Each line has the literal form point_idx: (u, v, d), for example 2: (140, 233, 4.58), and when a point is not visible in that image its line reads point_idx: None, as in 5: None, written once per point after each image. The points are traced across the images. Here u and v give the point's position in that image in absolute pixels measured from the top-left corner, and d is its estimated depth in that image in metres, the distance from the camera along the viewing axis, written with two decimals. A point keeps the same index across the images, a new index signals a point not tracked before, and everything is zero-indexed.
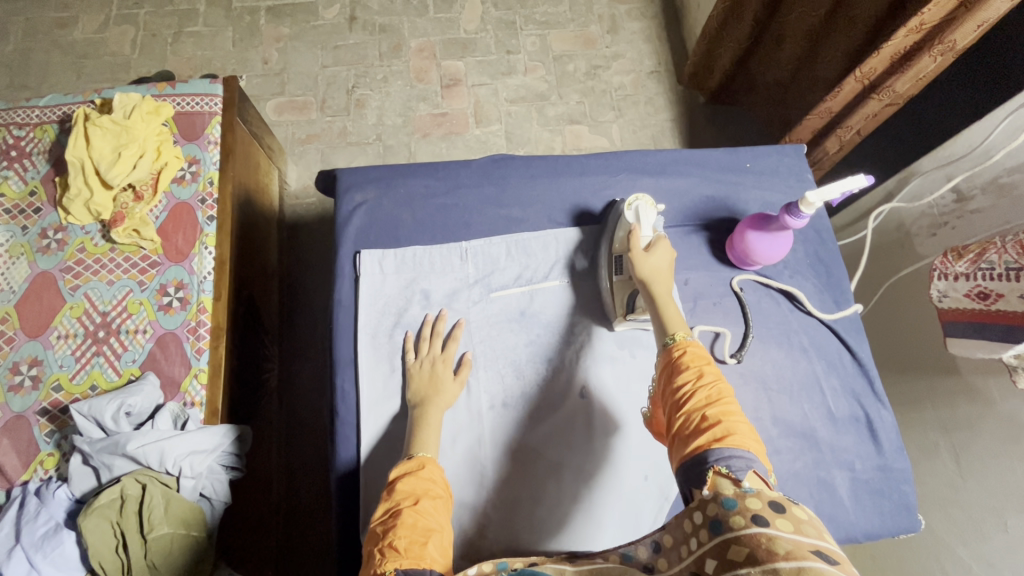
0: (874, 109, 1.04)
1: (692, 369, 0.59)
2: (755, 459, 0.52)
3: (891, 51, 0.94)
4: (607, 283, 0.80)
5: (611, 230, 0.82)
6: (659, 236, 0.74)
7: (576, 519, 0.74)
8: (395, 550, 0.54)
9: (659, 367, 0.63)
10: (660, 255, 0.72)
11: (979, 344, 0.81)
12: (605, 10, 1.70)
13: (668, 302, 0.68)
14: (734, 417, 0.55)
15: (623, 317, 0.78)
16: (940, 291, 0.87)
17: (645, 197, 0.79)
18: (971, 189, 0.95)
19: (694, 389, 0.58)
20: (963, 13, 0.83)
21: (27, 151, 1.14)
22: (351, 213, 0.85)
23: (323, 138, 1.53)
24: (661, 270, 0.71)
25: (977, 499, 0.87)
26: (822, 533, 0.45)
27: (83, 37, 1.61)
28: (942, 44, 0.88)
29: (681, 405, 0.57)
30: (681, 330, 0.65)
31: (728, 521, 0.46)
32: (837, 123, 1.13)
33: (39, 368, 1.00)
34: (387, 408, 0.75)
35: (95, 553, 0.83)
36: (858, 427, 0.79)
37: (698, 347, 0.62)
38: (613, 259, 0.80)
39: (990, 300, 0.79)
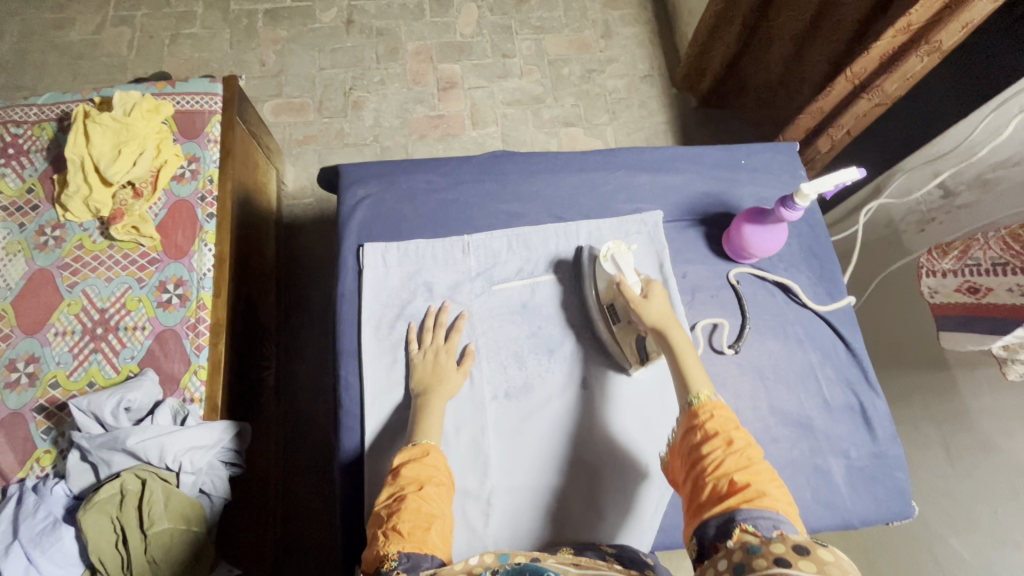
0: (864, 108, 1.06)
1: (721, 436, 0.60)
2: (784, 521, 0.53)
3: (880, 52, 0.97)
4: (607, 332, 0.80)
5: (590, 275, 0.82)
6: (650, 282, 0.74)
7: (578, 506, 0.75)
8: (398, 532, 0.55)
9: (683, 430, 0.64)
10: (660, 309, 0.72)
11: (971, 337, 0.82)
12: (599, 15, 1.73)
13: (686, 354, 0.69)
14: (764, 484, 0.56)
15: (638, 365, 0.78)
16: (931, 288, 0.89)
17: (618, 244, 0.79)
18: (958, 185, 0.98)
19: (723, 455, 0.59)
20: (948, 14, 0.86)
21: (25, 149, 1.13)
22: (353, 208, 0.86)
23: (320, 139, 1.54)
24: (668, 321, 0.72)
25: (967, 487, 0.89)
26: (847, 570, 0.46)
27: (80, 38, 1.61)
28: (929, 44, 0.91)
29: (708, 470, 0.58)
30: (705, 389, 0.66)
31: (750, 562, 0.48)
32: (828, 123, 1.15)
33: (36, 365, 1.00)
34: (391, 398, 0.76)
35: (95, 547, 0.83)
36: (853, 415, 0.81)
37: (725, 410, 0.63)
38: (606, 307, 0.79)
39: (981, 295, 0.81)
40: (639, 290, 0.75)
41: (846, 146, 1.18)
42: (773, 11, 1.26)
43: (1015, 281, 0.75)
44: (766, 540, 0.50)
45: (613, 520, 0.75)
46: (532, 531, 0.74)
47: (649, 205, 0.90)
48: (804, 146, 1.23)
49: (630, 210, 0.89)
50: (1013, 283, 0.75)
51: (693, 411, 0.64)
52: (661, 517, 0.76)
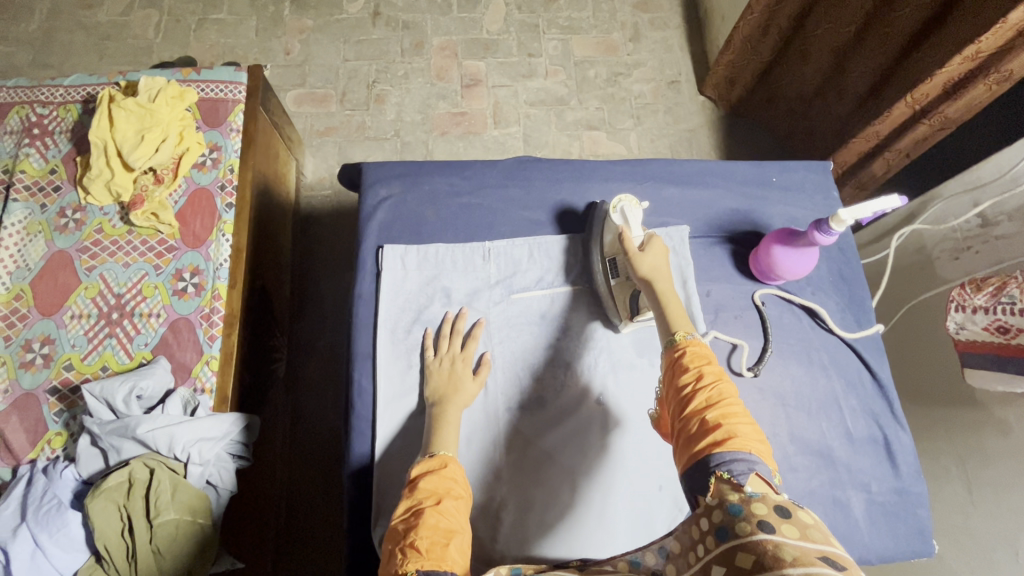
0: (923, 133, 1.03)
1: (692, 371, 0.58)
2: (758, 461, 0.50)
3: (943, 78, 0.94)
4: (604, 284, 0.79)
5: (597, 232, 0.82)
6: (652, 236, 0.72)
7: (589, 524, 0.73)
8: (416, 549, 0.54)
9: (663, 372, 0.61)
10: (661, 260, 0.71)
11: (1002, 378, 0.81)
12: (628, 18, 1.70)
13: (670, 299, 0.67)
14: (734, 417, 0.54)
15: (628, 319, 0.78)
16: (958, 323, 0.87)
17: (628, 198, 0.81)
18: (997, 216, 0.94)
19: (694, 391, 0.57)
20: (1022, 42, 0.82)
21: (50, 130, 1.14)
22: (374, 208, 0.85)
23: (341, 132, 1.53)
24: (662, 270, 0.70)
25: (988, 527, 0.86)
26: (829, 536, 0.45)
27: (108, 19, 1.61)
28: (998, 73, 0.88)
29: (681, 409, 0.56)
30: (683, 328, 0.63)
31: (734, 526, 0.46)
32: (883, 147, 1.11)
33: (51, 347, 1.00)
34: (404, 405, 0.75)
35: (101, 536, 0.83)
36: (876, 448, 0.79)
37: (700, 346, 0.61)
38: (608, 262, 0.79)
39: (1011, 335, 0.78)
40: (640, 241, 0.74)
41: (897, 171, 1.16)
42: (812, 21, 1.23)
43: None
44: (744, 497, 0.47)
45: (625, 541, 0.72)
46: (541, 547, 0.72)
47: (675, 219, 0.87)
48: (854, 170, 1.20)
49: (655, 223, 0.87)
50: None
51: (672, 352, 0.61)
52: None
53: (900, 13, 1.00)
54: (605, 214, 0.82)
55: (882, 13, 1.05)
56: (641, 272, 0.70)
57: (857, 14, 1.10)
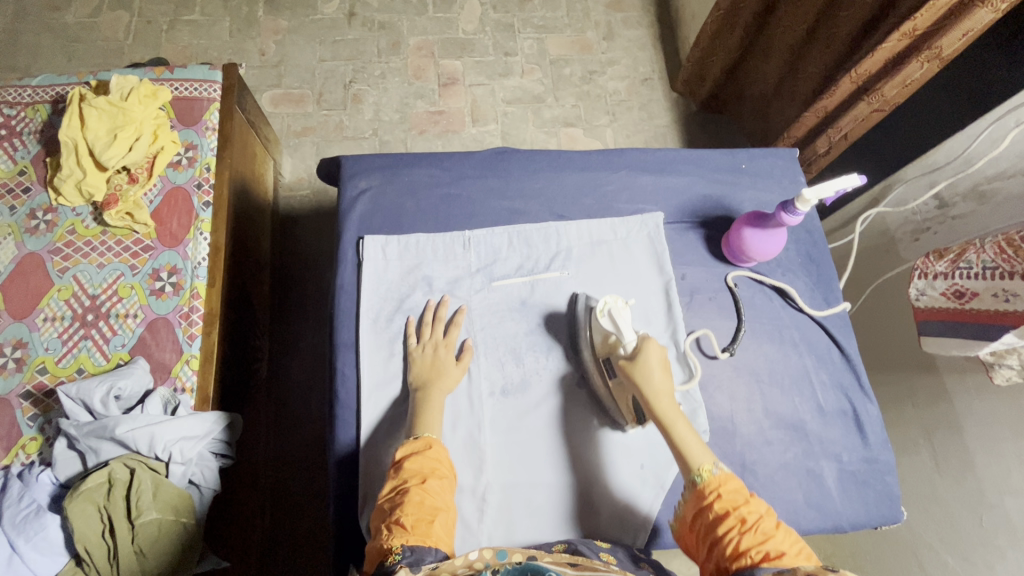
0: (863, 113, 1.07)
1: (732, 516, 0.60)
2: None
3: (883, 56, 0.98)
4: (602, 385, 0.77)
5: (586, 327, 0.79)
6: (646, 340, 0.71)
7: (574, 502, 0.75)
8: (401, 526, 0.56)
9: (694, 511, 0.63)
10: (657, 368, 0.70)
11: (955, 342, 0.85)
12: (601, 17, 1.73)
13: (678, 425, 0.67)
14: (781, 547, 0.57)
15: (634, 423, 0.76)
16: (918, 289, 0.90)
17: (612, 297, 0.76)
18: (953, 197, 1.00)
19: (737, 535, 0.58)
20: (951, 21, 0.87)
21: (18, 131, 1.12)
22: (355, 199, 0.86)
23: (319, 131, 1.53)
24: (659, 383, 0.69)
25: (954, 494, 0.90)
26: None
27: (76, 20, 1.59)
28: (930, 51, 0.92)
29: (728, 556, 0.58)
30: (703, 460, 0.65)
31: None
32: (828, 124, 1.15)
33: (24, 350, 0.98)
34: (388, 392, 0.76)
35: (81, 536, 0.81)
36: (846, 420, 0.82)
37: (728, 480, 0.63)
38: (602, 363, 0.76)
39: (966, 299, 0.82)
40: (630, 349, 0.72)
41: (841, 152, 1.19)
42: (772, 22, 1.29)
43: (1000, 286, 0.77)
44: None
45: (607, 520, 0.75)
46: (527, 528, 0.73)
47: (650, 206, 0.90)
48: (804, 146, 1.24)
49: (630, 210, 0.89)
50: (999, 288, 0.77)
51: (700, 490, 0.63)
52: (656, 515, 0.75)
53: (847, 13, 1.06)
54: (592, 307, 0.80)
55: (830, 15, 1.11)
56: (644, 394, 0.69)
57: (806, 17, 1.16)
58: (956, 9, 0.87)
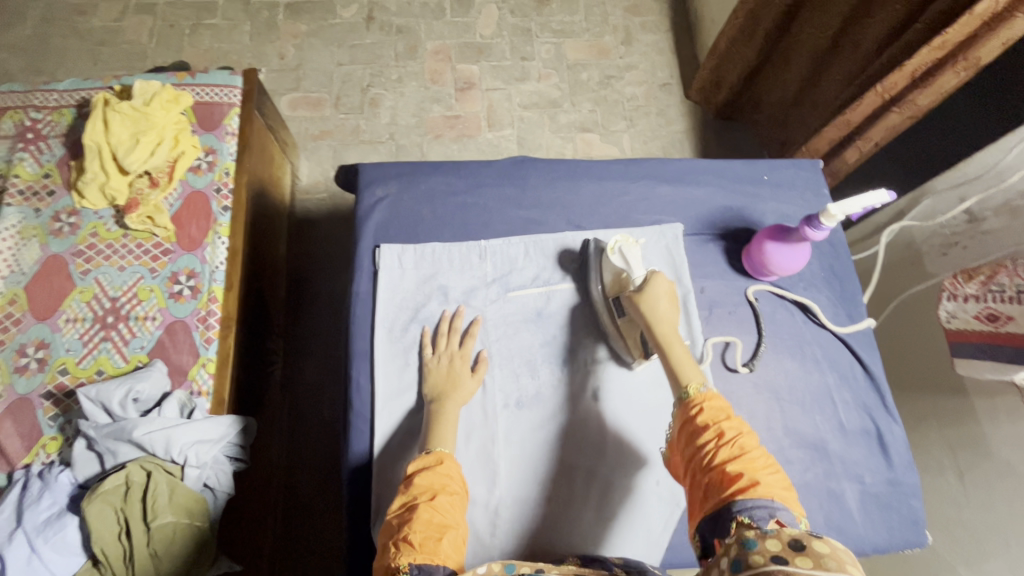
0: (894, 122, 1.05)
1: (712, 429, 0.59)
2: (780, 508, 0.52)
3: (913, 67, 0.95)
4: (611, 323, 0.78)
5: (596, 268, 0.81)
6: (655, 276, 0.73)
7: (588, 518, 0.74)
8: (409, 544, 0.55)
9: (678, 425, 0.63)
10: (663, 299, 0.71)
11: (988, 366, 0.82)
12: (619, 21, 1.72)
13: (676, 346, 0.68)
14: (756, 471, 0.55)
15: (641, 357, 0.77)
16: (949, 312, 0.89)
17: (625, 237, 0.79)
18: (984, 211, 0.97)
19: (714, 447, 0.58)
20: (987, 32, 0.86)
21: (43, 134, 1.14)
22: (372, 207, 0.85)
23: (336, 135, 1.54)
24: (663, 311, 0.70)
25: (980, 518, 0.88)
26: (843, 561, 0.45)
27: (101, 24, 1.62)
28: (966, 61, 0.90)
29: (701, 468, 0.58)
30: (694, 380, 0.65)
31: (747, 559, 0.46)
32: (855, 135, 1.13)
33: (46, 351, 0.99)
34: (402, 402, 0.75)
35: (98, 538, 0.82)
36: (869, 440, 0.80)
37: (715, 399, 0.62)
38: (610, 301, 0.78)
39: (1000, 323, 0.79)
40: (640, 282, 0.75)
41: (874, 157, 1.15)
42: (794, 30, 1.27)
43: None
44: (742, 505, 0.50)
45: (622, 537, 0.73)
46: (539, 543, 0.73)
47: (669, 217, 0.89)
48: (829, 158, 1.21)
49: (649, 221, 0.88)
50: None
51: (687, 404, 0.63)
52: (671, 533, 0.74)
53: (877, 19, 1.03)
54: (604, 248, 0.81)
55: (856, 22, 1.08)
56: (644, 317, 0.70)
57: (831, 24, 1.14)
58: (992, 19, 0.84)
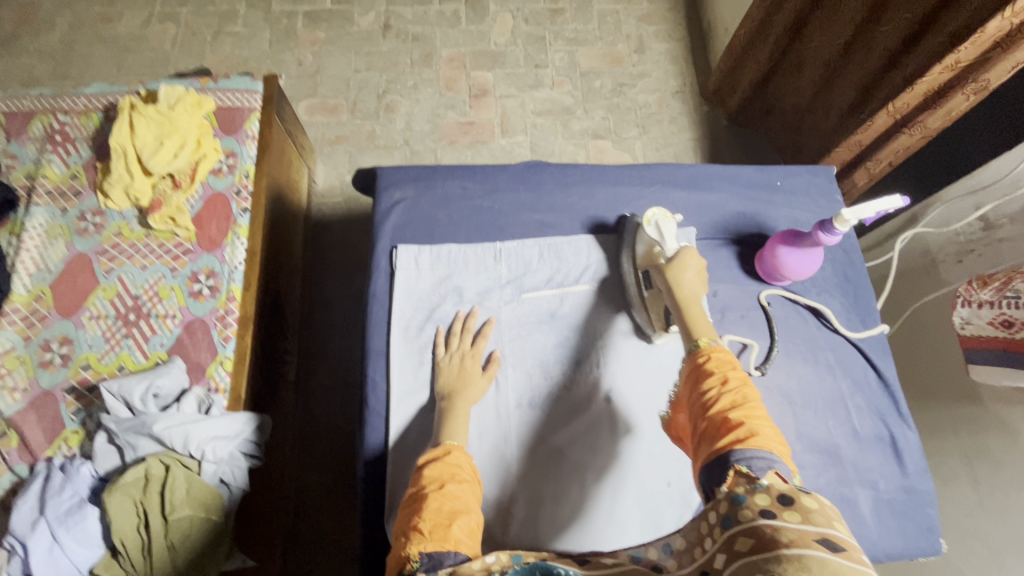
0: (905, 143, 1.06)
1: (716, 376, 0.58)
2: (778, 459, 0.51)
3: (924, 88, 0.97)
4: (637, 294, 0.81)
5: (630, 242, 0.84)
6: (684, 248, 0.75)
7: (599, 518, 0.73)
8: (420, 532, 0.56)
9: (685, 374, 0.62)
10: (692, 270, 0.72)
11: (1005, 373, 0.82)
12: (633, 30, 1.73)
13: (693, 308, 0.68)
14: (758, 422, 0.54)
15: (663, 330, 0.79)
16: (963, 317, 0.88)
17: (662, 212, 0.82)
18: (999, 219, 0.97)
19: (717, 394, 0.57)
20: (998, 53, 0.86)
21: (71, 137, 1.17)
22: (389, 210, 0.87)
23: (352, 140, 1.57)
24: (688, 280, 0.71)
25: (996, 528, 0.87)
26: (834, 519, 0.45)
27: (127, 32, 1.66)
28: (976, 83, 0.91)
29: (702, 416, 0.57)
30: (705, 334, 0.64)
31: (736, 515, 0.47)
32: (866, 156, 1.15)
33: (69, 346, 1.02)
34: (416, 400, 0.76)
35: (118, 530, 0.84)
36: (882, 447, 0.79)
37: (724, 351, 0.61)
38: (641, 274, 0.81)
39: (1015, 329, 0.78)
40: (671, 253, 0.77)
41: (883, 177, 1.17)
42: (805, 35, 1.26)
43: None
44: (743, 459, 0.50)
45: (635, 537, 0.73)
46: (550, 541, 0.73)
47: (682, 222, 0.89)
48: (844, 176, 1.22)
49: None
50: None
51: (695, 353, 0.62)
52: None
53: (887, 28, 1.03)
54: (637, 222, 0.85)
55: (869, 27, 1.08)
56: (667, 280, 0.72)
57: (843, 30, 1.13)
58: (1003, 41, 0.85)
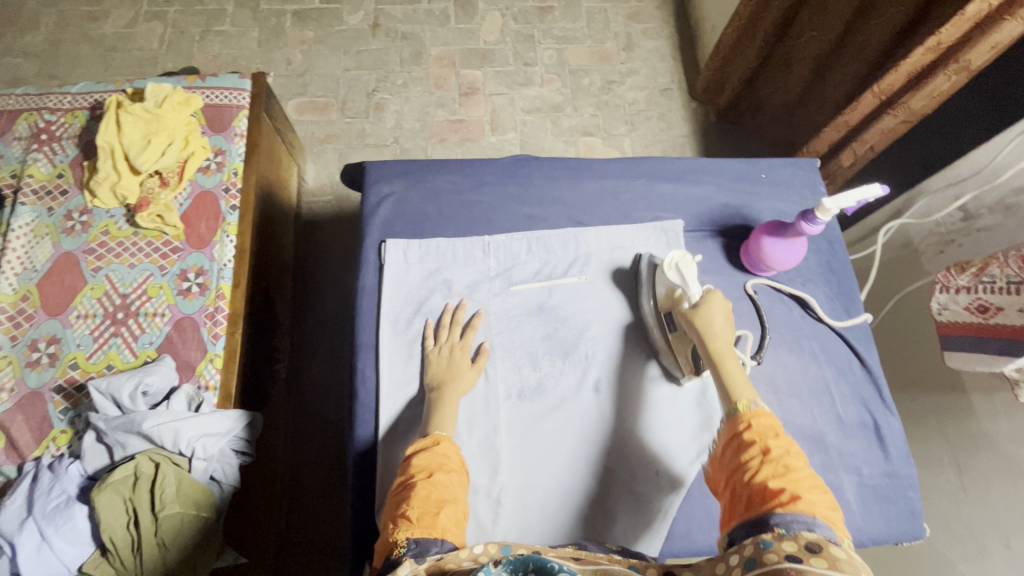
0: (890, 125, 1.07)
1: (758, 445, 0.59)
2: (822, 526, 0.51)
3: (908, 69, 0.98)
4: (661, 338, 0.79)
5: (650, 282, 0.82)
6: (711, 293, 0.73)
7: (588, 505, 0.75)
8: (407, 519, 0.56)
9: (724, 441, 0.63)
10: (719, 317, 0.71)
11: (978, 358, 0.83)
12: (621, 28, 1.75)
13: (728, 363, 0.68)
14: (802, 491, 0.55)
15: (692, 373, 0.78)
16: (941, 303, 0.90)
17: (681, 253, 0.78)
18: (978, 209, 0.98)
19: (759, 464, 0.58)
20: (979, 33, 0.87)
21: (57, 136, 1.16)
22: (378, 204, 0.88)
23: (342, 139, 1.57)
24: (718, 329, 0.70)
25: (979, 513, 0.88)
26: (858, 569, 0.48)
27: (114, 31, 1.65)
28: (958, 63, 0.91)
29: (743, 481, 0.58)
30: (744, 396, 0.64)
31: (761, 558, 0.49)
32: (853, 137, 1.15)
33: (57, 346, 1.01)
34: (405, 393, 0.77)
35: (107, 527, 0.83)
36: (866, 433, 0.81)
37: (765, 417, 0.61)
38: (663, 316, 0.79)
39: (990, 314, 0.81)
40: (695, 299, 0.74)
41: (868, 162, 1.18)
42: (795, 30, 1.28)
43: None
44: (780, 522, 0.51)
45: (621, 525, 0.74)
46: (540, 530, 0.74)
47: (669, 215, 0.90)
48: (828, 159, 1.25)
49: (649, 218, 0.90)
50: None
51: (735, 419, 0.63)
52: (671, 523, 0.75)
53: (877, 21, 1.05)
54: (656, 264, 0.83)
55: (859, 21, 1.09)
56: (698, 333, 0.70)
57: (836, 23, 1.14)
58: (983, 22, 0.86)
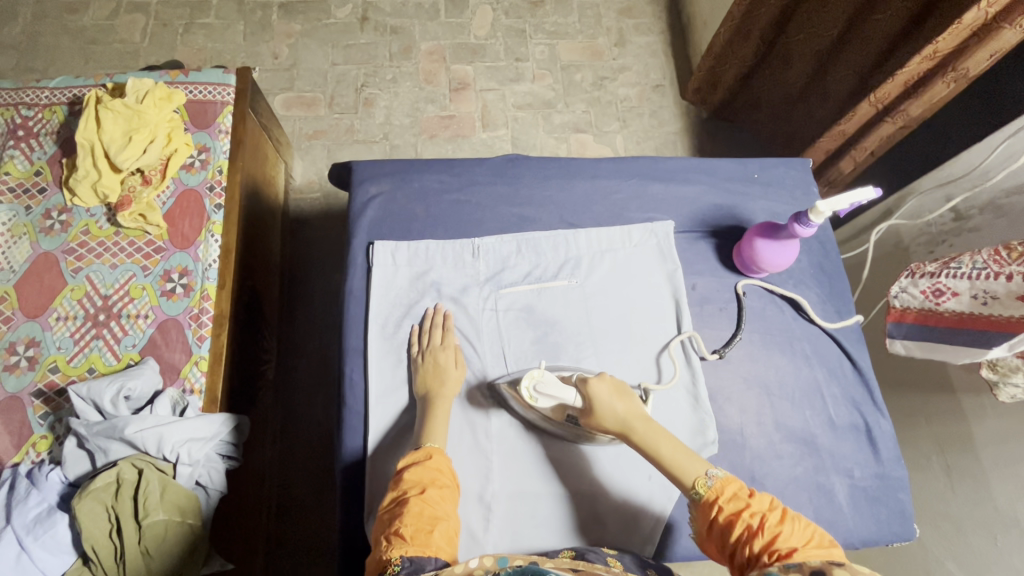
0: (888, 131, 1.09)
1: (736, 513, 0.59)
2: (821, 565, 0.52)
3: (904, 78, 0.99)
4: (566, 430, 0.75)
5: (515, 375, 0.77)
6: (589, 385, 0.70)
7: (581, 510, 0.74)
8: (401, 537, 0.56)
9: (703, 519, 0.61)
10: (613, 400, 0.69)
11: (944, 349, 0.83)
12: (613, 23, 1.73)
13: (662, 446, 0.67)
14: (795, 542, 0.55)
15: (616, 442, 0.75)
16: (899, 286, 0.88)
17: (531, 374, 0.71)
18: (969, 209, 0.99)
19: (747, 533, 0.57)
20: (975, 42, 0.87)
21: (34, 131, 1.13)
22: (365, 204, 0.86)
23: (330, 135, 1.54)
24: (624, 414, 0.68)
25: (967, 511, 0.89)
26: None
27: (93, 23, 1.61)
28: (955, 71, 0.93)
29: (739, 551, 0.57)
30: (696, 474, 0.64)
31: None
32: (851, 144, 1.17)
33: (36, 349, 0.99)
34: (396, 400, 0.76)
35: (89, 536, 0.82)
36: (857, 435, 0.81)
37: (725, 484, 0.61)
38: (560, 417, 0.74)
39: (943, 298, 0.81)
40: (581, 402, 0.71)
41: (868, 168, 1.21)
42: (790, 28, 1.28)
43: (982, 288, 0.76)
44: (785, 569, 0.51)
45: (615, 530, 0.74)
46: (533, 536, 0.73)
47: (660, 215, 0.90)
48: (825, 167, 1.26)
49: (641, 219, 0.89)
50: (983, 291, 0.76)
51: (704, 501, 0.61)
52: (660, 531, 0.74)
53: (884, 14, 1.02)
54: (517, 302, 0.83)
55: (863, 16, 1.07)
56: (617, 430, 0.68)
57: (839, 16, 1.12)
58: (980, 30, 0.86)
